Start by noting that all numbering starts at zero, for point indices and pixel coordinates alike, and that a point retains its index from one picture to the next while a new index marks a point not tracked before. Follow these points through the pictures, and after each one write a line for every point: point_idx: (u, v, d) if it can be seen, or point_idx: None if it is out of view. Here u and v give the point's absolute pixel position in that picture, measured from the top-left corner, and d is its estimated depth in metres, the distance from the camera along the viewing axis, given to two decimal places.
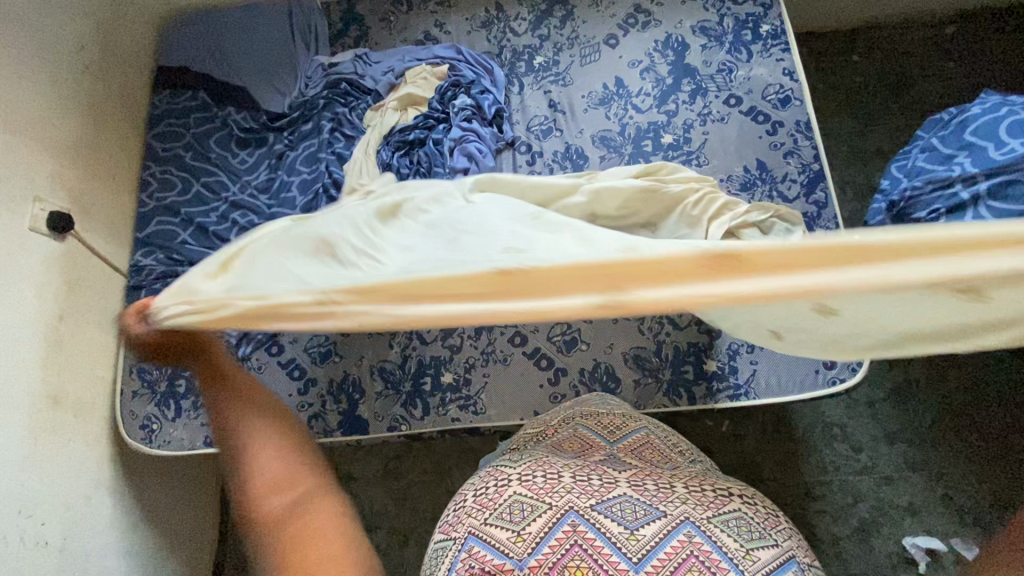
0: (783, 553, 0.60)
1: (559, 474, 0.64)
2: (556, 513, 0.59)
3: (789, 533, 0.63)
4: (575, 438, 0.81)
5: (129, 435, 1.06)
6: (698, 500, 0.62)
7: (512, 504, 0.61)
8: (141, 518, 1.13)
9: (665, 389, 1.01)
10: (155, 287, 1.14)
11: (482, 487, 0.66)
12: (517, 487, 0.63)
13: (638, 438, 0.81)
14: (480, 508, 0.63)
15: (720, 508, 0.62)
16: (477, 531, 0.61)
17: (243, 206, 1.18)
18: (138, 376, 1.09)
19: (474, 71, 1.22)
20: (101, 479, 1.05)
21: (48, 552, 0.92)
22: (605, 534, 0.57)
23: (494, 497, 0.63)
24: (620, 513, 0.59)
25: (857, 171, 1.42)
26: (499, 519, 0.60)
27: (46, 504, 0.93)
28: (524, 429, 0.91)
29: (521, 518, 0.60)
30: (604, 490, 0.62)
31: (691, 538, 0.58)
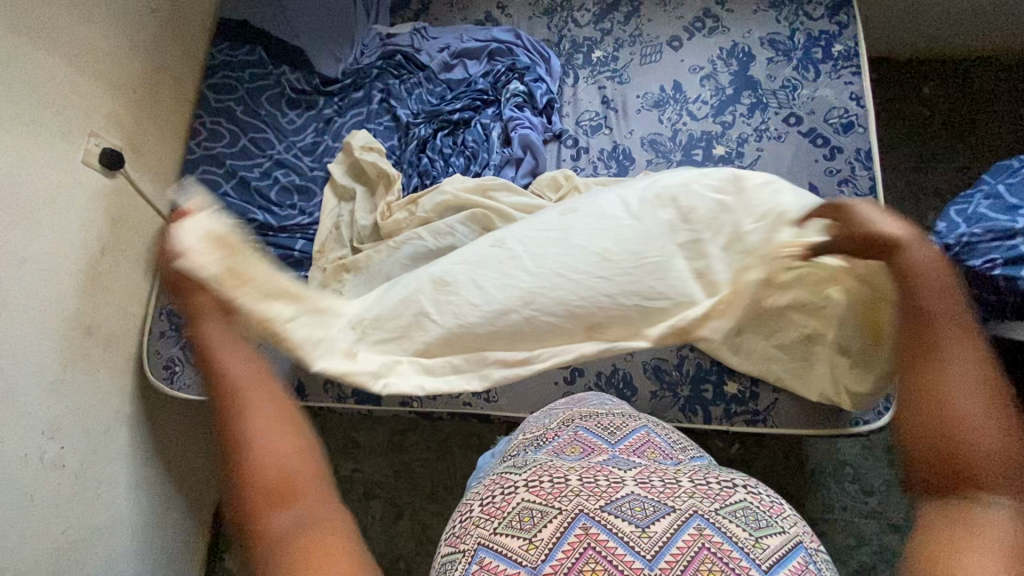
0: (791, 539, 0.58)
1: (566, 479, 0.64)
2: (567, 518, 0.58)
3: (791, 517, 0.61)
4: (574, 439, 0.80)
5: (152, 374, 1.09)
6: (704, 492, 0.61)
7: (520, 513, 0.60)
8: (154, 455, 1.16)
9: (681, 404, 1.00)
10: None
11: (487, 496, 0.65)
12: (524, 495, 0.62)
13: (637, 437, 0.81)
14: (487, 517, 0.62)
15: (725, 498, 0.60)
16: (487, 542, 0.59)
17: (286, 165, 1.19)
18: (168, 319, 1.12)
19: (531, 57, 1.20)
20: (123, 412, 1.09)
21: (64, 474, 0.96)
22: (616, 532, 0.56)
23: (501, 505, 0.62)
24: (630, 512, 0.58)
25: (912, 208, 1.37)
26: (508, 527, 0.59)
27: (68, 429, 0.97)
28: (525, 433, 0.89)
29: (531, 526, 0.59)
30: (612, 490, 0.61)
31: (702, 531, 0.57)
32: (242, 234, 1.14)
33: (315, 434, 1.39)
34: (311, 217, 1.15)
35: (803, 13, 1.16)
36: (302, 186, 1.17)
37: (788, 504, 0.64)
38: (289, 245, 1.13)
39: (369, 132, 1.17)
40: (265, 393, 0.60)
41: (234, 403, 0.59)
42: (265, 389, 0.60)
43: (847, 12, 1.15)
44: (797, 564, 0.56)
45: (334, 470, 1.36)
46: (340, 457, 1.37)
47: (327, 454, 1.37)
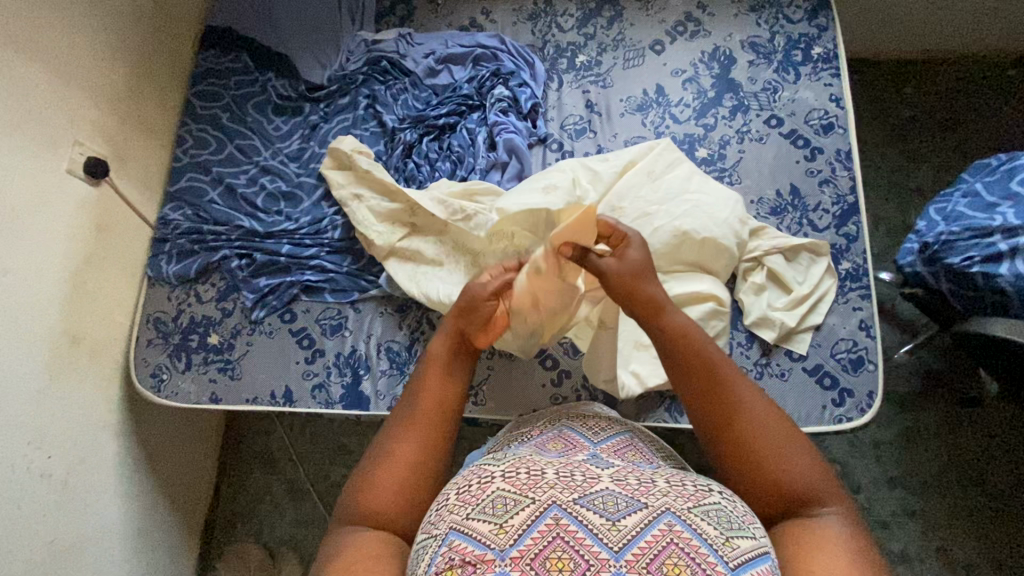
0: (761, 546, 0.59)
1: (542, 471, 0.64)
2: (539, 507, 0.59)
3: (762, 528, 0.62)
4: (558, 437, 0.81)
5: (140, 382, 1.09)
6: (679, 492, 0.62)
7: (494, 499, 0.61)
8: (143, 463, 1.16)
9: (667, 404, 1.01)
10: (179, 241, 1.16)
11: (464, 485, 0.65)
12: (499, 483, 0.62)
13: (619, 439, 0.82)
14: (461, 503, 0.62)
15: (700, 498, 0.61)
16: (458, 525, 0.59)
17: (273, 171, 1.19)
18: (154, 326, 1.11)
19: (515, 62, 1.21)
20: (110, 420, 1.09)
21: (51, 484, 0.95)
22: (587, 524, 0.57)
23: (477, 492, 0.62)
24: (602, 505, 0.59)
25: (895, 207, 1.38)
26: (480, 513, 0.60)
27: (54, 438, 0.97)
28: (509, 433, 0.90)
29: (504, 511, 0.59)
30: (587, 484, 0.62)
31: (673, 527, 0.57)
32: (229, 240, 1.14)
33: (306, 440, 1.39)
34: (298, 222, 1.15)
35: (783, 16, 1.18)
36: (289, 192, 1.18)
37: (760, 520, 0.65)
38: (276, 250, 1.13)
39: (355, 137, 1.18)
40: (433, 412, 0.75)
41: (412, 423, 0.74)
42: (433, 417, 0.74)
43: (826, 15, 1.17)
44: (764, 569, 0.57)
45: (325, 476, 1.36)
46: (331, 462, 1.37)
47: (318, 460, 1.37)
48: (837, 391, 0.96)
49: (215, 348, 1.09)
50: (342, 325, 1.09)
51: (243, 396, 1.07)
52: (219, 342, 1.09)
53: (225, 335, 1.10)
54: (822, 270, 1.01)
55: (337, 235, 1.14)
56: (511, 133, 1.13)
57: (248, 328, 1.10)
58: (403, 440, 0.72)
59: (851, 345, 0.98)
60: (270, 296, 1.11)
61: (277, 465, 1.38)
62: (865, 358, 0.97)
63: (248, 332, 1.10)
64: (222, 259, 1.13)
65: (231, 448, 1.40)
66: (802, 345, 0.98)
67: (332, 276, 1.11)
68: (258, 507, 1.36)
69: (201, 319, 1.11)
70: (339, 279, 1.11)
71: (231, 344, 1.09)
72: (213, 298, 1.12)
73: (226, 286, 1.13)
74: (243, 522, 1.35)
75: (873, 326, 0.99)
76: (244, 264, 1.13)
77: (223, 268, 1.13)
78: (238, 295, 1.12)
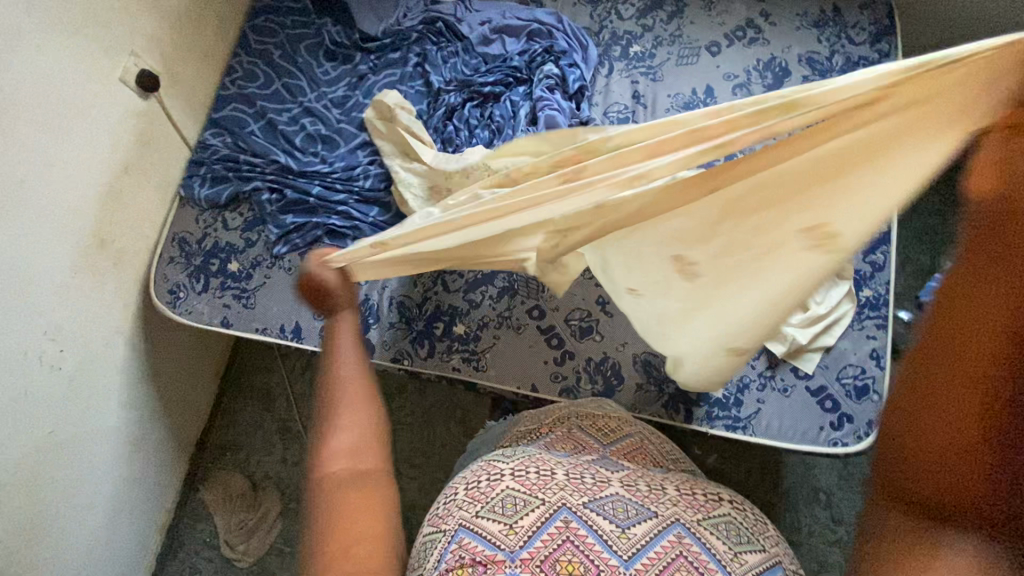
0: (770, 559, 0.73)
1: (553, 472, 0.77)
2: (549, 509, 0.71)
3: (775, 539, 0.77)
4: (569, 438, 0.88)
5: (157, 296, 1.12)
6: (688, 502, 0.76)
7: (504, 499, 0.73)
8: (147, 375, 1.19)
9: (664, 401, 1.01)
10: (215, 166, 1.18)
11: (474, 481, 0.77)
12: (509, 483, 0.75)
13: (629, 443, 0.89)
14: (472, 502, 0.74)
15: (709, 512, 0.75)
16: (468, 524, 0.72)
17: (315, 114, 1.21)
18: (178, 245, 1.14)
19: (570, 42, 1.21)
20: (123, 328, 1.11)
21: (59, 377, 0.98)
22: (596, 530, 0.70)
23: (486, 491, 0.75)
24: (613, 512, 0.72)
25: (924, 249, 1.37)
26: (490, 512, 0.72)
27: (69, 334, 1.00)
28: (522, 424, 0.95)
29: (514, 511, 0.71)
30: (597, 489, 0.75)
31: (681, 539, 0.70)
32: (263, 173, 1.17)
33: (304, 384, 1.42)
34: (332, 167, 1.17)
35: (846, 37, 1.16)
36: (328, 135, 1.19)
37: (771, 527, 0.80)
38: (307, 190, 1.15)
39: (400, 93, 1.19)
40: (355, 381, 0.79)
41: (336, 400, 0.77)
42: (354, 388, 0.78)
43: (889, 42, 1.15)
44: None
45: None
46: None
47: (313, 405, 1.40)
48: (837, 415, 0.96)
49: (234, 276, 1.12)
50: None
51: (253, 325, 1.09)
52: (238, 270, 1.12)
53: (245, 264, 1.12)
54: (842, 293, 1.00)
55: (367, 185, 1.16)
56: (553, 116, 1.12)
57: (268, 262, 1.12)
58: (337, 412, 0.76)
59: (858, 373, 0.97)
60: (294, 233, 1.13)
61: (273, 402, 1.41)
62: (870, 387, 0.97)
63: (267, 265, 1.12)
64: (253, 190, 1.15)
65: (232, 379, 1.44)
66: (809, 364, 0.98)
67: (357, 224, 1.12)
68: (249, 440, 1.39)
69: (224, 246, 1.13)
70: (363, 228, 1.12)
71: (250, 274, 1.11)
72: (238, 227, 1.14)
73: (253, 217, 1.15)
74: (233, 452, 1.38)
75: (884, 356, 0.98)
76: (274, 198, 1.15)
77: (253, 199, 1.15)
78: (263, 228, 1.14)
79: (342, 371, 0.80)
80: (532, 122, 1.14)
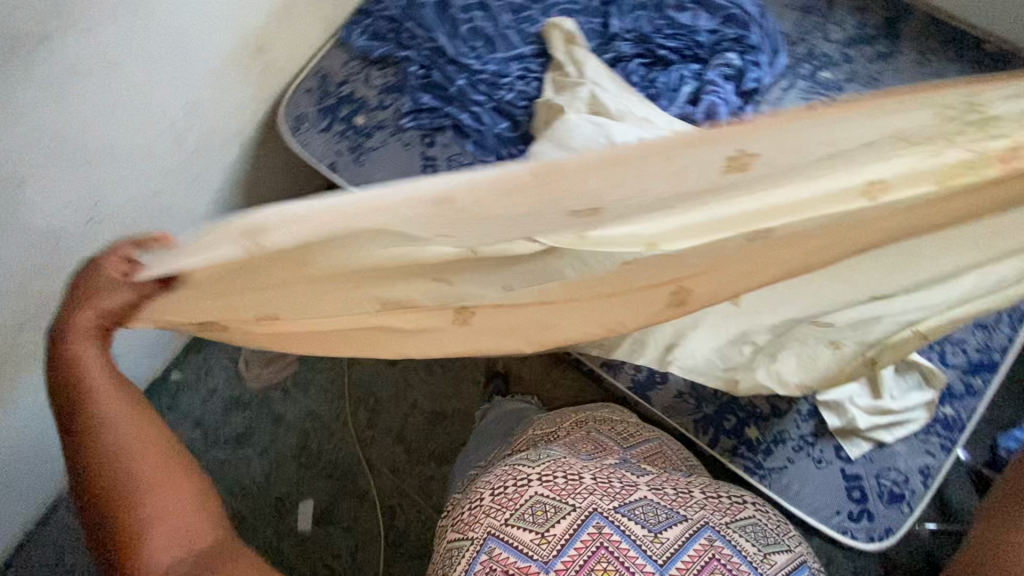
0: (796, 557, 0.72)
1: (579, 475, 0.75)
2: (581, 515, 0.70)
3: (798, 537, 0.77)
4: (588, 440, 0.90)
5: (282, 117, 1.16)
6: (716, 506, 0.74)
7: (533, 506, 0.72)
8: (243, 185, 1.24)
9: (697, 418, 0.99)
10: (379, 22, 1.20)
11: (499, 487, 0.76)
12: (537, 489, 0.74)
13: (649, 447, 0.91)
14: (500, 508, 0.73)
15: (734, 514, 0.74)
16: (495, 532, 0.71)
17: (488, 10, 1.20)
18: (319, 80, 1.18)
19: (762, 40, 1.15)
20: (242, 133, 1.17)
21: (179, 150, 1.05)
22: (630, 536, 0.68)
23: (514, 497, 0.74)
24: (644, 516, 0.70)
25: (1016, 400, 1.27)
26: (520, 520, 0.71)
27: (202, 115, 1.05)
28: (537, 427, 1.00)
29: (545, 520, 0.70)
30: (626, 493, 0.73)
31: (713, 542, 0.69)
32: (419, 47, 1.18)
33: None
34: (483, 67, 1.16)
35: None
36: (492, 35, 1.18)
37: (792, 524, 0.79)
38: (452, 78, 1.15)
39: (576, 22, 1.17)
40: (131, 463, 0.65)
41: (123, 503, 0.64)
42: (137, 472, 0.65)
43: None
44: None
45: None
46: None
47: None
48: (859, 507, 0.92)
49: (356, 129, 1.15)
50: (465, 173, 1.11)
51: (354, 180, 1.12)
52: (362, 126, 1.15)
53: (370, 122, 1.15)
54: (923, 398, 0.94)
55: (507, 96, 1.15)
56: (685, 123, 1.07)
57: (391, 129, 1.14)
58: (132, 513, 0.64)
59: (901, 480, 0.92)
60: (425, 113, 1.15)
61: None
62: (905, 500, 0.92)
63: (389, 132, 1.14)
64: (404, 58, 1.17)
65: None
66: (856, 450, 0.93)
67: (483, 129, 1.13)
68: None
69: (358, 98, 1.17)
70: (487, 135, 1.12)
71: (371, 133, 1.14)
72: (377, 87, 1.17)
73: (393, 82, 1.17)
74: None
75: (933, 478, 0.93)
76: (420, 74, 1.16)
77: (401, 66, 1.17)
78: (398, 97, 1.16)
79: (103, 459, 0.64)
80: (690, 102, 1.09)
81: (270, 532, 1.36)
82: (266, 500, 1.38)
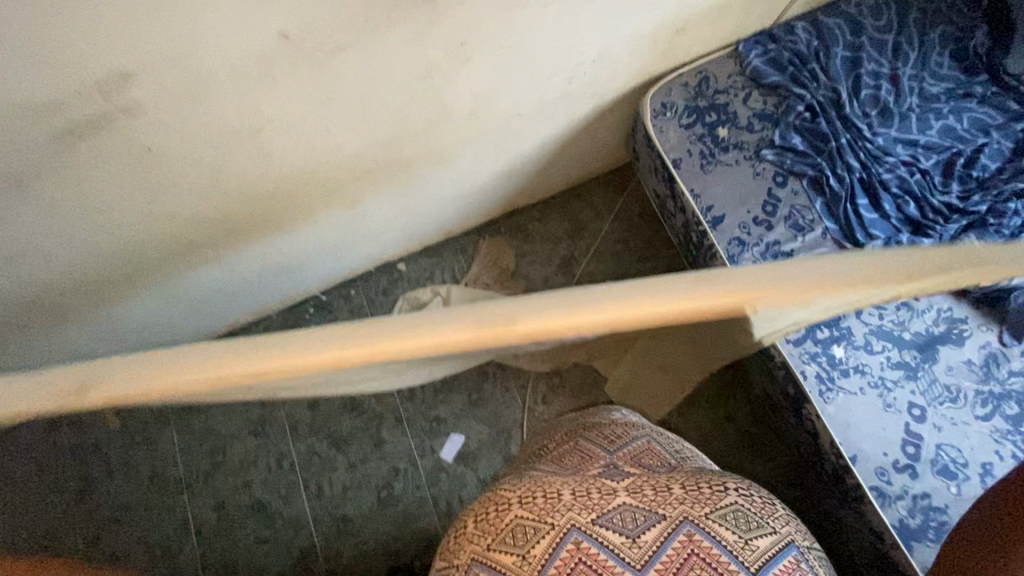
0: (781, 540, 0.64)
1: (559, 491, 0.67)
2: (559, 535, 0.63)
3: (785, 517, 0.67)
4: (574, 449, 0.81)
5: (652, 99, 1.20)
6: (697, 496, 0.65)
7: (514, 529, 0.64)
8: (569, 138, 1.27)
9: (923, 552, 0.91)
10: (784, 52, 1.20)
11: (482, 509, 0.68)
12: (517, 510, 0.66)
13: (637, 445, 0.81)
14: (480, 533, 0.66)
15: (716, 503, 0.65)
16: (478, 558, 0.64)
17: (899, 87, 1.19)
18: (699, 79, 1.21)
19: None
20: (605, 95, 1.18)
21: (565, 88, 1.08)
22: (607, 545, 0.62)
23: (496, 521, 0.66)
24: (622, 522, 0.64)
25: None
26: (501, 544, 0.64)
27: (599, 67, 1.08)
28: (531, 444, 0.92)
29: (525, 542, 0.64)
30: (604, 500, 0.66)
31: (692, 538, 0.62)
32: (813, 93, 1.17)
33: (615, 249, 1.47)
34: (866, 147, 1.15)
35: None
36: (891, 111, 1.18)
37: (779, 502, 0.69)
38: (830, 136, 1.14)
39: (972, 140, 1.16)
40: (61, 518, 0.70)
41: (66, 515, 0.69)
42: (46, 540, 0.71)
43: None
44: (785, 563, 0.62)
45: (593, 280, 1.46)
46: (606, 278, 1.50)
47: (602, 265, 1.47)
48: None
49: (715, 139, 1.19)
50: (804, 229, 1.12)
51: (692, 186, 1.17)
52: (722, 138, 1.19)
53: (730, 138, 1.19)
54: None
55: (878, 175, 1.13)
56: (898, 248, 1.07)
57: (748, 155, 1.17)
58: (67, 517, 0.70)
59: None
60: (790, 155, 1.15)
61: (583, 237, 1.48)
62: None
63: (745, 156, 1.17)
64: (797, 97, 1.17)
65: (573, 193, 1.51)
66: None
67: (840, 195, 1.11)
68: (549, 244, 1.48)
69: (729, 111, 1.20)
70: (841, 204, 1.11)
71: (729, 150, 1.18)
72: (753, 110, 1.20)
73: (770, 113, 1.19)
74: (528, 238, 1.48)
75: None
76: (804, 116, 1.16)
77: (789, 102, 1.18)
78: (769, 129, 1.18)
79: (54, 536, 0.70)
80: None
81: (415, 444, 1.43)
82: (424, 415, 1.45)
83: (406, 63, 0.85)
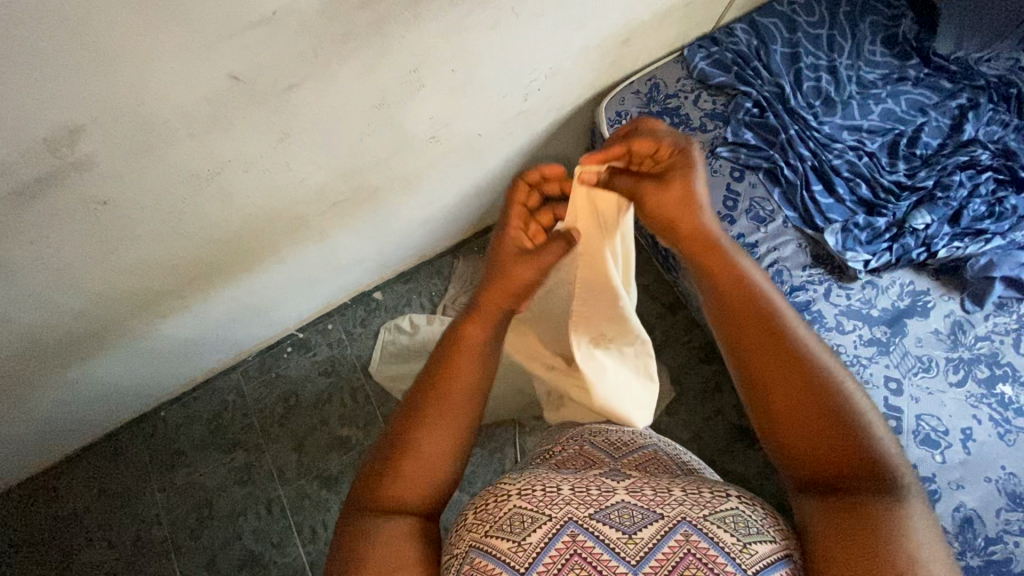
0: (780, 550, 0.61)
1: (559, 486, 0.66)
2: (556, 524, 0.61)
3: (787, 530, 0.64)
4: (578, 455, 0.81)
5: (606, 109, 1.24)
6: (695, 500, 0.64)
7: (512, 516, 0.63)
8: (530, 154, 1.29)
9: None
10: (727, 53, 1.25)
11: (483, 501, 0.68)
12: (517, 501, 0.64)
13: (643, 454, 0.81)
14: (478, 521, 0.64)
15: (715, 505, 0.63)
16: (476, 543, 0.62)
17: (838, 77, 1.25)
18: (649, 86, 1.25)
19: None
20: (561, 109, 1.21)
21: (520, 106, 1.11)
22: (602, 539, 0.60)
23: (494, 510, 0.64)
24: (619, 518, 0.61)
25: None
26: (498, 530, 0.62)
27: (551, 83, 1.11)
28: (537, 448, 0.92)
29: (522, 529, 0.61)
30: (604, 498, 0.64)
31: (689, 537, 0.59)
32: (758, 90, 1.22)
33: None
34: (813, 136, 1.19)
35: None
36: (833, 100, 1.23)
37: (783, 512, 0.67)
38: (778, 130, 1.19)
39: (913, 120, 1.22)
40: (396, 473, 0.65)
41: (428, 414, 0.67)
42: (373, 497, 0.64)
43: None
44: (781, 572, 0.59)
45: None
46: None
47: None
48: None
49: None
50: (765, 220, 1.15)
51: None
52: None
53: None
54: None
55: (829, 162, 1.17)
56: (856, 229, 1.11)
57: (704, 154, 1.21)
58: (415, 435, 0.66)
59: None
60: (743, 151, 1.19)
61: None
62: None
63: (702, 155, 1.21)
64: (743, 95, 1.22)
65: None
66: None
67: (795, 184, 1.15)
68: None
69: (681, 114, 1.24)
70: (797, 193, 1.15)
71: None
72: (704, 111, 1.24)
73: (720, 112, 1.23)
74: None
75: None
76: (752, 112, 1.21)
77: (737, 101, 1.22)
78: (721, 127, 1.22)
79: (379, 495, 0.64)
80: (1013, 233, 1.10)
81: None
82: None
83: (359, 95, 0.86)
